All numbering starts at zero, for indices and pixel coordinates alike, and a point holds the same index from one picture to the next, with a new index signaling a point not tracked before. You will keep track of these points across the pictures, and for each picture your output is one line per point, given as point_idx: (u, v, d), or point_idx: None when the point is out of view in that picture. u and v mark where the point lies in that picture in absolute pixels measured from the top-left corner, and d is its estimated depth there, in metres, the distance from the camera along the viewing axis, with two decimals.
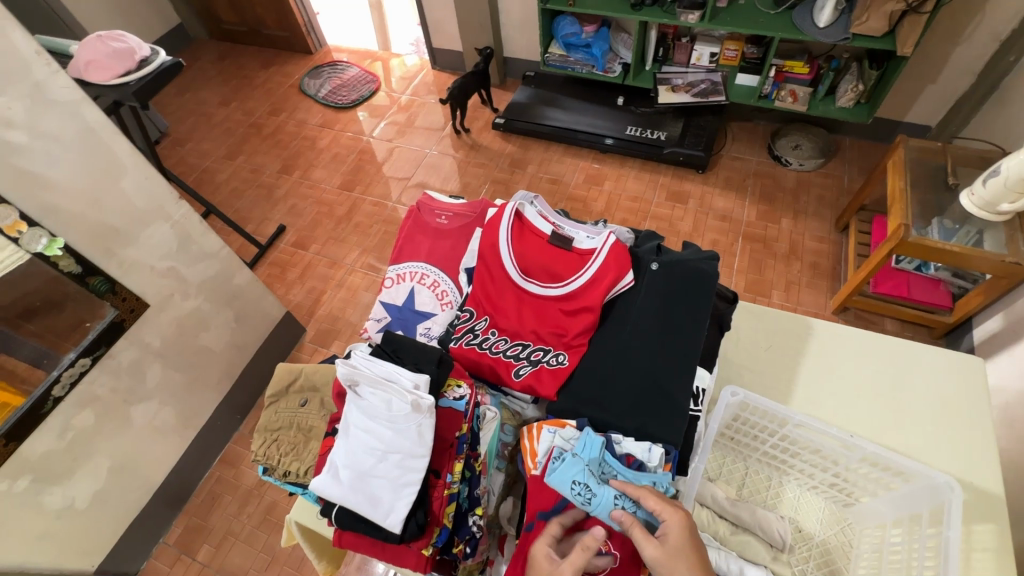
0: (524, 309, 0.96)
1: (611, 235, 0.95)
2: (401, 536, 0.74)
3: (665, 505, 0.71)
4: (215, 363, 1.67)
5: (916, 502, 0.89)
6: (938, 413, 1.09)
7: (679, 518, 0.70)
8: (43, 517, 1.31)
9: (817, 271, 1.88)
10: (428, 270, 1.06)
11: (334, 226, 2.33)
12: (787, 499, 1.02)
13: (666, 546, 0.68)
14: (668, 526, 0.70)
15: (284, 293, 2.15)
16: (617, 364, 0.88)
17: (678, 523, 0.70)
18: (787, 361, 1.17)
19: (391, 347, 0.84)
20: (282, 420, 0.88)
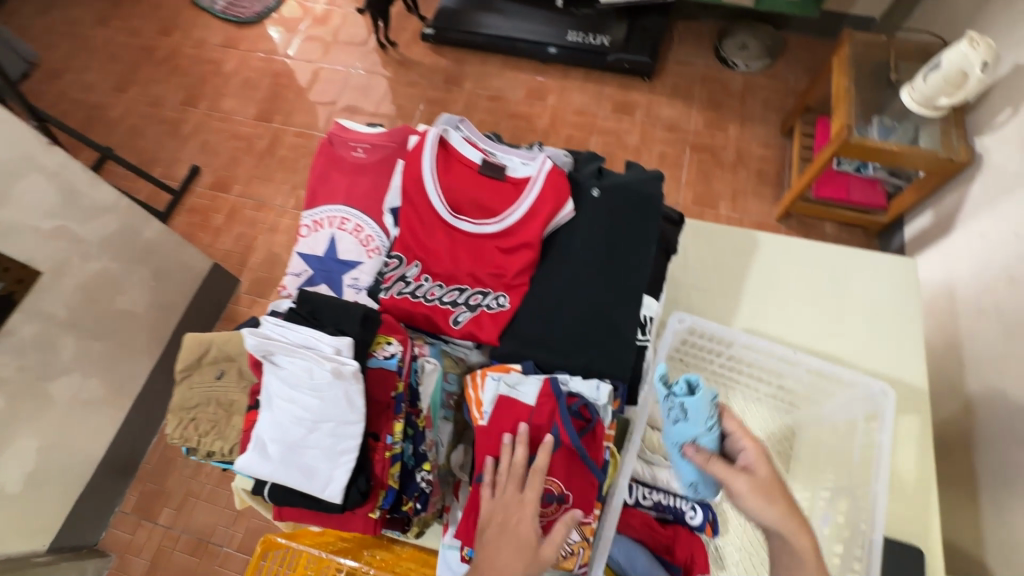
0: (457, 250, 0.86)
1: (547, 160, 0.87)
2: (342, 505, 0.71)
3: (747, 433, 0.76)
4: (140, 327, 1.53)
5: (852, 407, 0.93)
6: (875, 315, 1.12)
7: (759, 449, 0.75)
8: None
9: (763, 179, 1.86)
10: (347, 212, 0.94)
11: (255, 163, 2.09)
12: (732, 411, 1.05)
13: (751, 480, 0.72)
14: (751, 455, 0.74)
15: (209, 242, 1.96)
16: (561, 302, 0.83)
17: (760, 454, 0.74)
18: (734, 277, 1.16)
19: (308, 309, 0.75)
20: (197, 397, 0.79)
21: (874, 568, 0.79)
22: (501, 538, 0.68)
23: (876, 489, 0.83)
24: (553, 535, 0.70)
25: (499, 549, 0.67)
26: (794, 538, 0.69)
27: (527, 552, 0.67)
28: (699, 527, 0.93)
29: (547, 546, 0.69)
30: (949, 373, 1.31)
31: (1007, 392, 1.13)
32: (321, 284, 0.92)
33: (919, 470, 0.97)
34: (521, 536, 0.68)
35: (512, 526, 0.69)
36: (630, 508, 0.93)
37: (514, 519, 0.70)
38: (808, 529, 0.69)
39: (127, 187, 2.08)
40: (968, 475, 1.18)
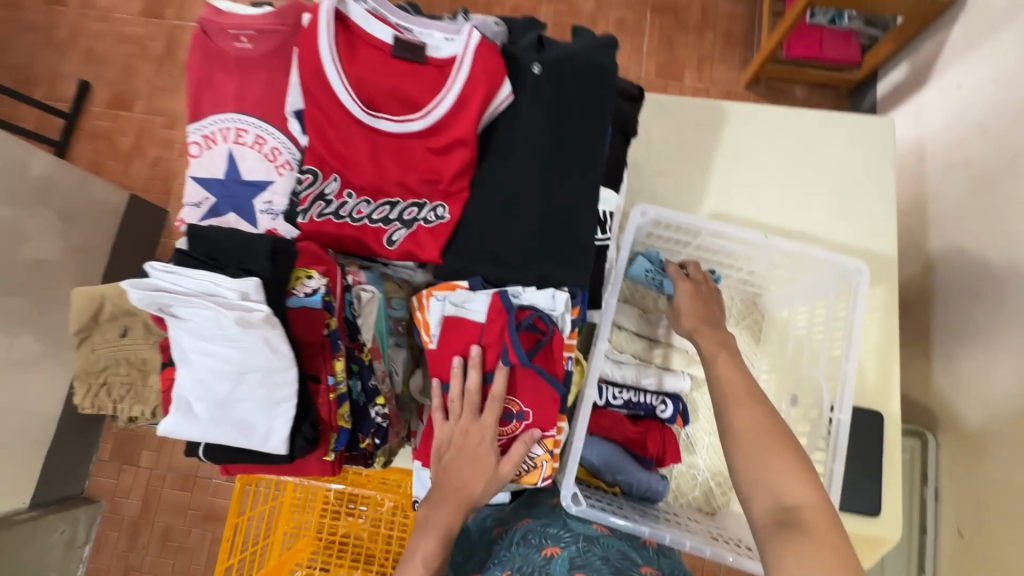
0: (381, 156, 0.73)
1: (475, 31, 0.71)
2: (290, 455, 0.65)
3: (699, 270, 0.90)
4: (60, 275, 1.38)
5: (823, 287, 0.89)
6: (850, 184, 1.05)
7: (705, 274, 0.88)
8: None
9: (731, 40, 1.67)
10: (243, 121, 0.77)
11: (155, 71, 1.77)
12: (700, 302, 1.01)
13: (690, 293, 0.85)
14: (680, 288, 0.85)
15: (123, 170, 1.71)
16: (508, 207, 0.72)
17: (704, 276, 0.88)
18: (701, 157, 1.06)
19: (203, 248, 0.63)
20: (103, 359, 0.69)
21: (842, 445, 0.78)
22: (459, 460, 0.67)
23: (848, 368, 0.80)
24: (512, 452, 0.68)
25: (457, 470, 0.66)
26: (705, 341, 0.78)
27: (487, 471, 0.67)
28: (670, 419, 0.92)
29: (506, 463, 0.68)
30: (911, 232, 1.29)
31: (966, 249, 1.12)
32: (229, 213, 0.79)
33: (882, 337, 0.98)
34: (479, 458, 0.67)
35: (467, 449, 0.67)
36: (600, 409, 0.91)
37: (471, 443, 0.67)
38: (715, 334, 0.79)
39: (8, 114, 1.76)
40: (922, 332, 1.21)
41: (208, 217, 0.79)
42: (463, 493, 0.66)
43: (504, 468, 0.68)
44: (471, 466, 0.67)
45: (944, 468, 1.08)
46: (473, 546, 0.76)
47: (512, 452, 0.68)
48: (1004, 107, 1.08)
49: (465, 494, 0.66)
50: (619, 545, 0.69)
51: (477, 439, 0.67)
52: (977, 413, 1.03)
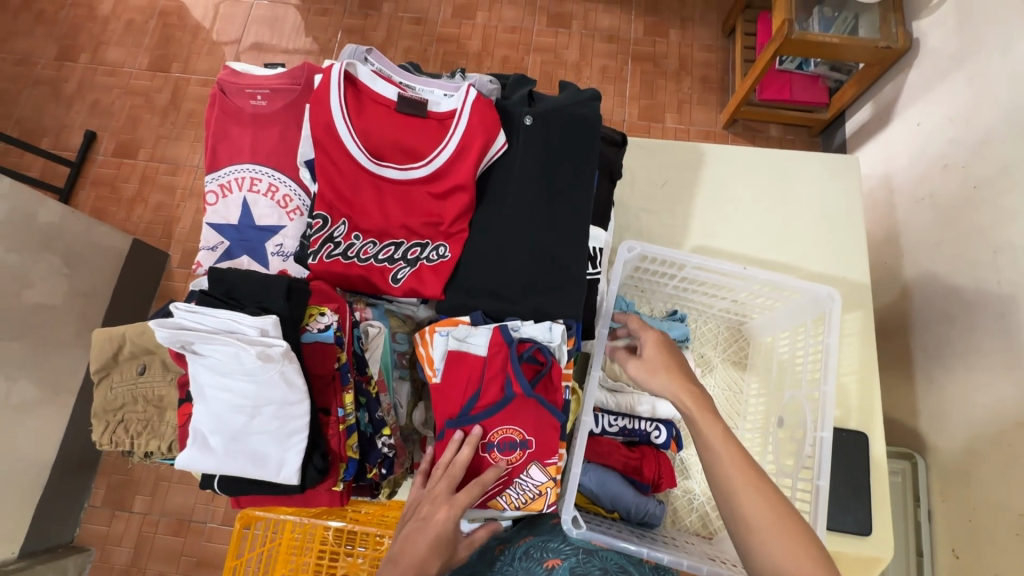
0: (386, 201, 0.79)
1: (471, 89, 0.78)
2: (301, 485, 0.68)
3: (645, 325, 0.81)
4: (63, 318, 1.41)
5: (801, 313, 0.94)
6: (820, 218, 1.12)
7: (655, 335, 0.79)
8: None
9: (707, 85, 1.79)
10: (257, 171, 0.83)
11: (160, 121, 1.85)
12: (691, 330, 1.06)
13: (648, 362, 0.78)
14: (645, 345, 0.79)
15: (125, 216, 1.77)
16: (505, 246, 0.77)
17: (655, 340, 0.79)
18: (683, 194, 1.13)
19: (223, 289, 0.67)
20: (121, 397, 0.72)
21: (825, 462, 0.82)
22: (419, 531, 0.67)
23: (826, 389, 0.85)
24: (471, 524, 0.70)
25: (419, 543, 0.66)
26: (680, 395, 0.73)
27: (446, 547, 0.67)
28: (664, 444, 0.95)
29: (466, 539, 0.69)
30: (886, 261, 1.36)
31: (940, 275, 1.18)
32: (242, 256, 0.84)
33: (861, 360, 1.03)
34: (444, 536, 0.67)
35: (432, 523, 0.67)
36: (596, 436, 0.95)
37: (438, 522, 0.67)
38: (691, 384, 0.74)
39: (14, 164, 1.82)
40: (903, 354, 1.26)
41: (222, 260, 0.84)
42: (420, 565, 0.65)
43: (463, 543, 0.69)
44: (436, 539, 0.66)
45: (935, 488, 1.10)
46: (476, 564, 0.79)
47: (474, 527, 0.70)
48: (964, 143, 1.17)
49: (421, 570, 0.65)
50: (616, 557, 0.74)
51: (444, 516, 0.67)
52: (961, 431, 1.07)
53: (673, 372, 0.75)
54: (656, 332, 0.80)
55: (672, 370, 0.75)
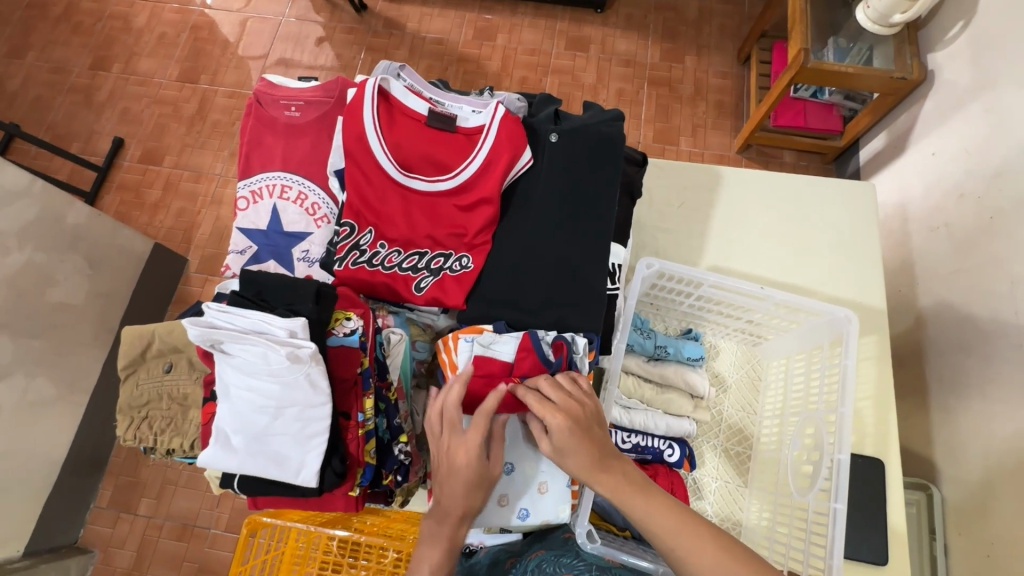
0: (413, 211, 0.81)
1: (500, 105, 0.81)
2: (319, 488, 0.68)
3: (548, 408, 0.67)
4: (83, 318, 1.44)
5: (817, 335, 0.94)
6: (836, 243, 1.14)
7: (561, 420, 0.66)
8: None
9: (721, 110, 1.82)
10: (289, 179, 0.86)
11: (186, 130, 1.91)
12: (706, 350, 1.07)
13: (555, 446, 0.67)
14: (552, 432, 0.66)
15: (147, 220, 1.81)
16: (529, 258, 0.79)
17: (563, 423, 0.66)
18: (698, 215, 1.16)
19: (253, 289, 0.68)
20: (146, 395, 0.73)
21: (842, 486, 0.81)
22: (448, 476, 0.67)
23: (843, 413, 0.84)
24: (495, 451, 0.69)
25: (453, 487, 0.67)
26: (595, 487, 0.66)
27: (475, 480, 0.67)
28: (678, 463, 0.95)
29: (495, 463, 0.69)
30: (901, 288, 1.36)
31: (956, 304, 1.18)
32: (269, 260, 0.85)
33: (877, 385, 1.03)
34: (475, 478, 0.67)
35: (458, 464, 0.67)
36: None
37: (463, 466, 0.67)
38: (609, 474, 0.65)
39: (43, 167, 1.87)
40: (918, 382, 1.25)
41: (250, 264, 0.86)
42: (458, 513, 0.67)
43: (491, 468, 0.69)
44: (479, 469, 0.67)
45: (951, 522, 1.09)
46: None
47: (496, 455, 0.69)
48: (979, 174, 1.18)
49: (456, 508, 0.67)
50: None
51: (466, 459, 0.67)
52: (979, 462, 1.06)
53: (583, 457, 0.65)
54: (561, 414, 0.67)
55: (582, 463, 0.65)
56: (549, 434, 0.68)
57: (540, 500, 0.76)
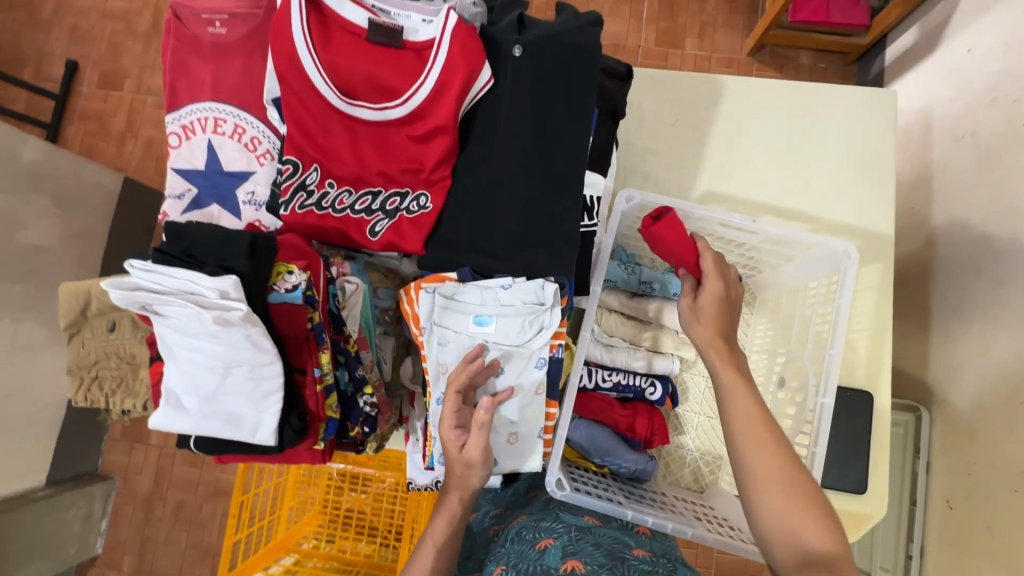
0: (361, 146, 0.71)
1: (452, 13, 0.68)
2: (279, 446, 0.66)
3: (716, 272, 0.74)
4: (61, 260, 1.39)
5: (814, 269, 0.87)
6: (844, 162, 1.04)
7: (720, 288, 0.74)
8: None
9: (734, 4, 1.61)
10: (221, 110, 0.75)
11: (143, 49, 1.73)
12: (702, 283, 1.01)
13: (694, 305, 0.74)
14: (708, 277, 0.75)
15: (116, 153, 1.70)
16: (493, 196, 0.71)
17: (717, 293, 0.73)
18: (694, 134, 1.06)
19: (181, 244, 0.60)
20: (93, 354, 0.69)
21: (822, 430, 0.78)
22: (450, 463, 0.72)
23: (832, 353, 0.80)
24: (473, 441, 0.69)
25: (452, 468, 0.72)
26: (720, 379, 0.67)
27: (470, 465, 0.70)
28: (659, 400, 0.94)
29: (478, 452, 0.69)
30: (914, 205, 1.27)
31: (970, 222, 1.09)
32: (212, 205, 0.77)
33: (875, 315, 0.98)
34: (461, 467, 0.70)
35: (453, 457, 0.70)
36: (589, 391, 0.94)
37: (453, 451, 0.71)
38: (734, 373, 0.67)
39: None
40: (920, 304, 1.20)
41: (191, 210, 0.77)
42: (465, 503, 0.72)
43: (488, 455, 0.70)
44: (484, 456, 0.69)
45: (937, 441, 1.09)
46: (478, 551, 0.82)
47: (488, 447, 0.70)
48: (1018, 75, 1.02)
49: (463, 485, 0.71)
50: (610, 533, 0.71)
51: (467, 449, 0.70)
52: (973, 387, 1.03)
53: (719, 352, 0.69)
54: (722, 283, 0.74)
55: (712, 330, 0.71)
56: (694, 295, 0.75)
57: (507, 450, 0.75)
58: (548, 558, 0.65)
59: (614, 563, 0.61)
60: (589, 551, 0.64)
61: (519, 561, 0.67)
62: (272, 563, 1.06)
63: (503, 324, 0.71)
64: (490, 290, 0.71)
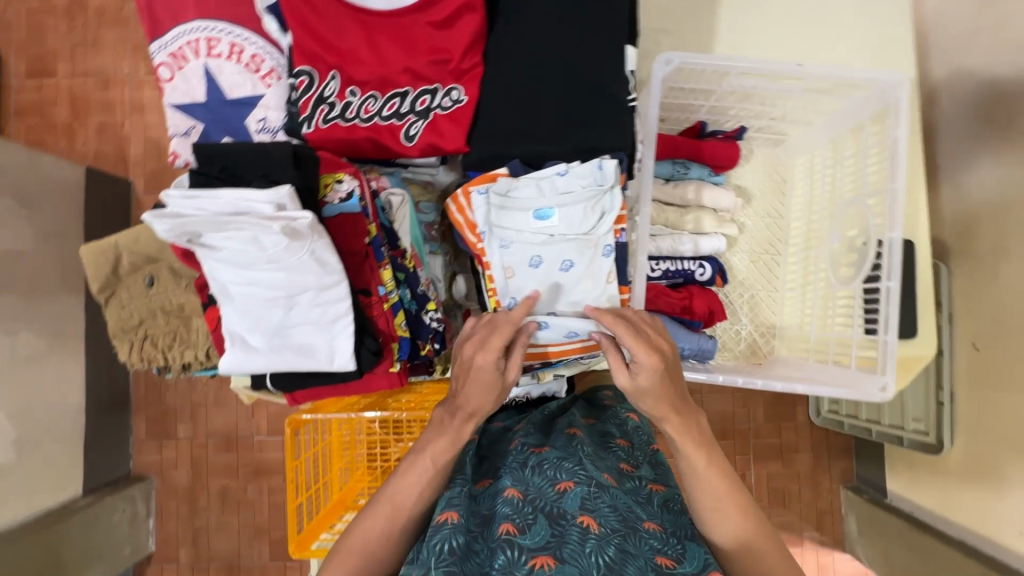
0: (379, 42, 0.65)
1: None
2: (358, 370, 0.63)
3: (643, 346, 0.62)
4: (40, 263, 1.25)
5: (858, 112, 0.85)
6: (861, 12, 1.00)
7: (655, 364, 0.62)
8: None
9: None
10: (212, 28, 0.68)
11: (69, 27, 1.50)
12: (741, 153, 0.98)
13: (634, 381, 0.63)
14: (638, 360, 0.62)
15: (68, 146, 1.49)
16: (531, 75, 0.66)
17: (655, 365, 0.62)
18: (703, 6, 0.99)
19: (217, 164, 0.54)
20: (138, 313, 0.66)
21: (894, 264, 0.77)
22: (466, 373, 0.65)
23: (894, 188, 0.78)
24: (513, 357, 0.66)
25: (469, 386, 0.64)
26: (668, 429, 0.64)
27: (494, 387, 0.64)
28: (711, 279, 0.93)
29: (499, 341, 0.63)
30: None
31: (972, 72, 1.03)
32: (223, 138, 0.70)
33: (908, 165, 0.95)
34: (491, 378, 0.63)
35: (473, 367, 0.63)
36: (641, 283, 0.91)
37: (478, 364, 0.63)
38: (700, 448, 0.62)
39: None
40: None
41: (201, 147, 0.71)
42: (476, 412, 0.64)
43: (624, 381, 0.64)
44: (635, 339, 0.62)
45: (958, 291, 1.07)
46: (490, 453, 0.72)
47: (620, 365, 0.64)
48: None
49: (474, 411, 0.64)
50: (626, 496, 0.60)
51: (482, 359, 0.63)
52: None
53: (662, 400, 0.63)
54: (656, 357, 0.62)
55: (663, 403, 0.63)
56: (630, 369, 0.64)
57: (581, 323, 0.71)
58: (566, 501, 0.58)
59: (627, 534, 0.55)
60: (606, 514, 0.57)
61: (534, 494, 0.58)
62: (337, 521, 1.04)
63: (565, 214, 0.69)
64: (545, 180, 0.68)
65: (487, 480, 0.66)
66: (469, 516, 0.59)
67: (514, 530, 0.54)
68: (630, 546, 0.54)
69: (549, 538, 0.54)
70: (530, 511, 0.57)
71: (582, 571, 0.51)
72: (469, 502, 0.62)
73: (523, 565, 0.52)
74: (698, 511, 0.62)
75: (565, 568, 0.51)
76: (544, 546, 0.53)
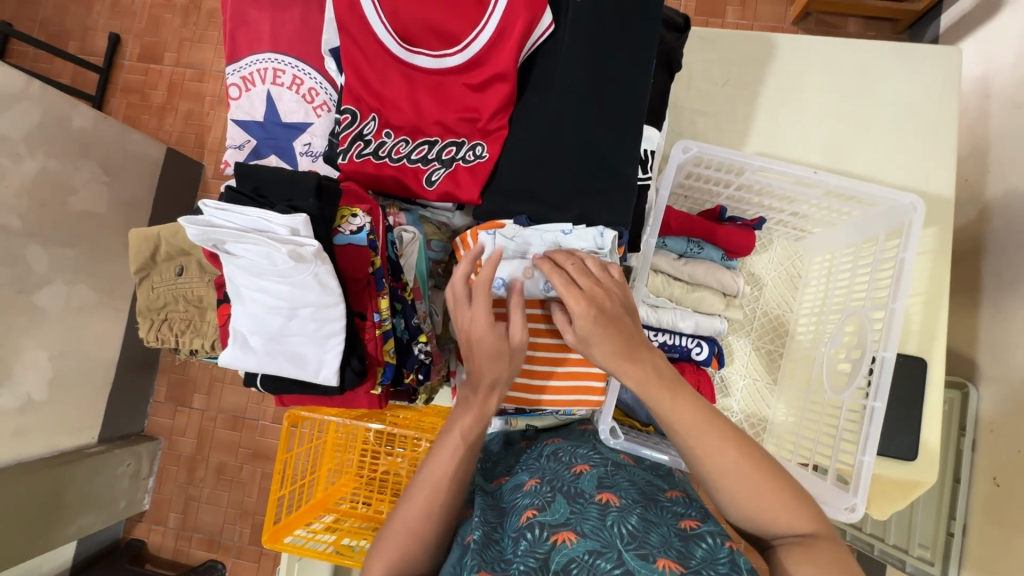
0: (418, 94, 0.71)
1: None
2: (340, 387, 0.67)
3: (572, 294, 0.63)
4: (110, 226, 1.38)
5: (872, 225, 0.86)
6: (903, 126, 1.00)
7: (585, 307, 0.62)
8: (6, 418, 1.20)
9: None
10: (280, 61, 0.77)
11: (183, 23, 1.68)
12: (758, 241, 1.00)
13: (579, 334, 0.64)
14: (574, 313, 0.63)
15: (157, 125, 1.66)
16: (550, 142, 0.70)
17: (588, 312, 0.62)
18: (744, 94, 1.02)
19: (250, 185, 0.63)
20: (162, 297, 0.74)
21: (882, 385, 0.77)
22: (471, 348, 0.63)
23: (893, 309, 0.78)
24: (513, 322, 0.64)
25: (478, 360, 0.63)
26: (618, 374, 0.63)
27: (504, 356, 0.62)
28: (705, 360, 0.92)
29: (483, 305, 0.63)
30: None
31: None
32: (269, 155, 0.79)
33: (931, 281, 0.93)
34: (497, 345, 0.62)
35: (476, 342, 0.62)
36: None
37: (484, 336, 0.62)
38: (673, 394, 0.61)
39: (45, 70, 1.70)
40: None
41: (250, 159, 0.80)
42: (495, 384, 0.63)
43: (573, 338, 0.65)
44: (561, 285, 0.63)
45: (982, 419, 1.02)
46: (503, 456, 0.73)
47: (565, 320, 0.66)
48: None
49: (495, 382, 0.63)
50: (644, 475, 0.64)
51: (482, 329, 0.62)
52: None
53: (607, 347, 0.62)
54: (585, 300, 0.62)
55: (607, 352, 0.62)
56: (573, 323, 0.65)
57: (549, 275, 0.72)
58: (581, 482, 0.59)
59: (648, 505, 0.56)
60: (624, 489, 0.58)
61: (552, 477, 0.60)
62: (314, 520, 1.08)
63: None
64: (551, 234, 0.70)
65: (502, 479, 0.67)
66: (486, 509, 0.60)
67: (535, 513, 0.56)
68: (653, 515, 0.55)
69: (569, 514, 0.55)
70: (549, 490, 0.58)
71: (604, 542, 0.51)
72: (488, 499, 0.63)
73: (545, 542, 0.53)
74: (710, 490, 0.58)
75: (586, 541, 0.52)
76: (565, 522, 0.54)
